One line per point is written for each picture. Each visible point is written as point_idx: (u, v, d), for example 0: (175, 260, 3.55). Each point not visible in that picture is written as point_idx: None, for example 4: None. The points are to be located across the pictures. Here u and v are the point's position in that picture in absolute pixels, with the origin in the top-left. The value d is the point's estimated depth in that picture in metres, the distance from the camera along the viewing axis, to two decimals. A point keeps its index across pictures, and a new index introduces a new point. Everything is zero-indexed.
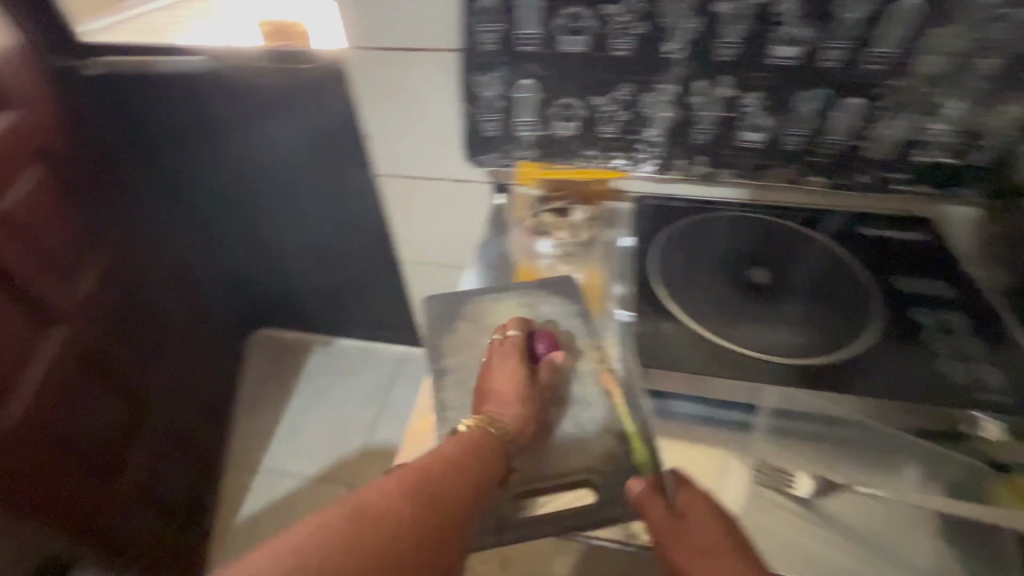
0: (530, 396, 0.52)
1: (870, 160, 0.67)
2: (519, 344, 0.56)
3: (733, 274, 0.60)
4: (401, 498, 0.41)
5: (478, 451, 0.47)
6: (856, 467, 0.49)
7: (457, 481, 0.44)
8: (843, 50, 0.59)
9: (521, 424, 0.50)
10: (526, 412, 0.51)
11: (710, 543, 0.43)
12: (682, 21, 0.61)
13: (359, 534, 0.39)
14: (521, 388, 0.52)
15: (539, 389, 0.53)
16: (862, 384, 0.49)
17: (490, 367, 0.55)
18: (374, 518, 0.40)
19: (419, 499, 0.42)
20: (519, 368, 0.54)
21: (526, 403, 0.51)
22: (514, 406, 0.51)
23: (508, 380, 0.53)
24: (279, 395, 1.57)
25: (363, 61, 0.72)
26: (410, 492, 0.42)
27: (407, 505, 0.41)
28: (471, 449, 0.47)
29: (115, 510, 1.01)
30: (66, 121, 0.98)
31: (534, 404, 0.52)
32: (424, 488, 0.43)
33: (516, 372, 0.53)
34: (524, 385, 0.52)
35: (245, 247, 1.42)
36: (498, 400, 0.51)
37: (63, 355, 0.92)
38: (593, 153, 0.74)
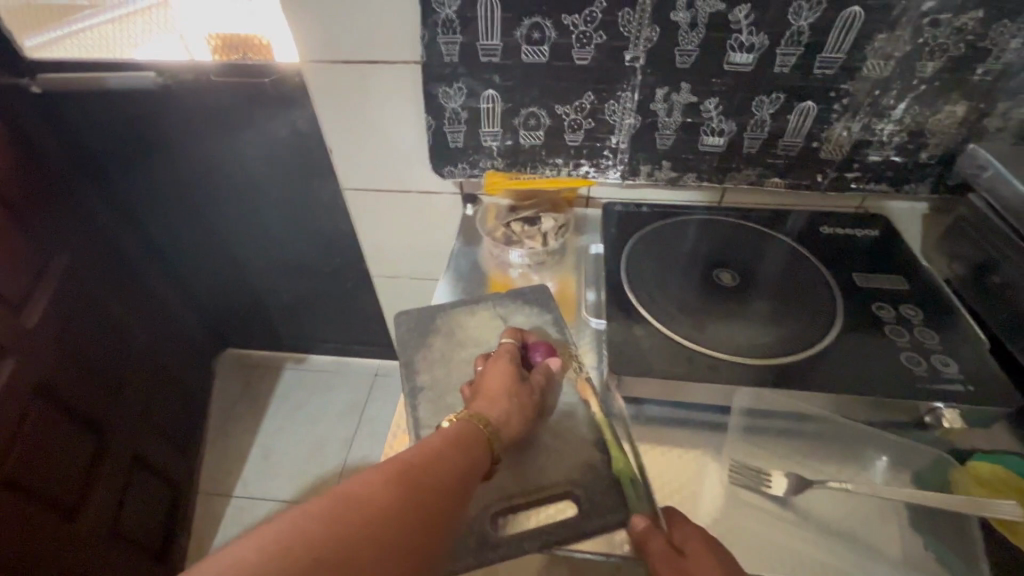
0: (524, 395, 0.52)
1: (825, 160, 0.69)
2: (515, 349, 0.56)
3: (701, 277, 0.61)
4: (394, 484, 0.38)
5: (467, 445, 0.45)
6: (826, 461, 0.50)
7: (445, 473, 0.41)
8: (796, 56, 0.61)
9: (514, 420, 0.49)
10: (519, 409, 0.50)
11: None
12: (640, 30, 0.61)
13: (351, 521, 0.35)
14: (515, 388, 0.52)
15: (532, 389, 0.53)
16: (829, 379, 0.50)
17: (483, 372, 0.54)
18: (365, 505, 0.36)
19: (413, 486, 0.38)
20: (515, 370, 0.53)
21: (520, 401, 0.51)
22: (507, 402, 0.50)
23: (502, 380, 0.52)
24: (250, 417, 1.52)
25: (321, 74, 0.70)
26: (399, 486, 0.38)
27: (396, 494, 0.37)
28: (458, 441, 0.45)
29: (76, 551, 0.95)
30: (6, 140, 0.93)
31: (527, 403, 0.51)
32: (409, 479, 0.39)
33: (511, 372, 0.53)
34: (518, 385, 0.52)
35: (207, 266, 1.36)
36: (491, 395, 0.50)
37: (11, 390, 0.86)
38: (560, 161, 0.75)
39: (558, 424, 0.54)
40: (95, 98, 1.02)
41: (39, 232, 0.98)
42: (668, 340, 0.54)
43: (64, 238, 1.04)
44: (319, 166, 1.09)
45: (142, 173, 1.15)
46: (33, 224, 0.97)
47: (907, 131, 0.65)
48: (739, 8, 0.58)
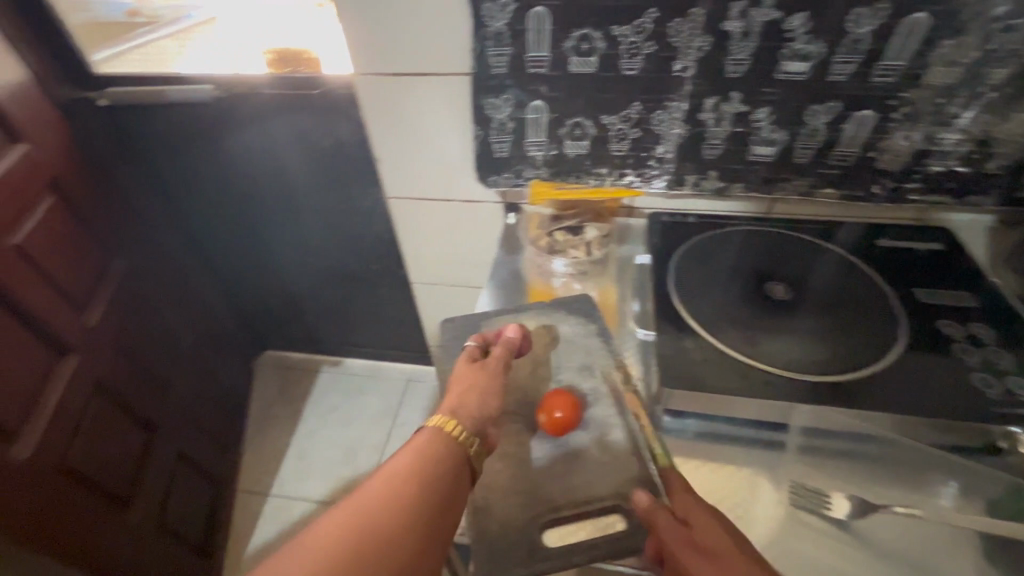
0: (492, 379, 0.54)
1: (883, 171, 0.67)
2: (477, 346, 0.58)
3: (752, 289, 0.60)
4: (367, 509, 0.41)
5: (439, 448, 0.46)
6: (891, 486, 0.48)
7: (417, 480, 0.44)
8: (854, 64, 0.59)
9: (489, 401, 0.52)
10: (490, 392, 0.52)
11: (711, 543, 0.42)
12: (691, 40, 0.61)
13: (332, 557, 0.38)
14: (482, 376, 0.54)
15: (498, 365, 0.55)
16: (892, 400, 0.48)
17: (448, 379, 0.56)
18: (343, 538, 0.39)
19: (387, 505, 0.41)
20: (474, 363, 0.55)
21: (489, 385, 0.53)
22: (475, 391, 0.52)
23: (465, 376, 0.54)
24: (287, 417, 1.56)
25: (372, 87, 0.72)
26: (369, 511, 0.41)
27: (366, 519, 0.40)
28: (426, 445, 0.47)
29: (130, 542, 0.99)
30: (76, 149, 0.99)
31: (496, 382, 0.53)
32: (378, 500, 0.42)
33: (472, 367, 0.55)
34: (482, 372, 0.54)
35: (250, 270, 1.41)
36: (458, 392, 0.52)
37: (75, 386, 0.91)
38: (604, 171, 0.75)
39: (605, 435, 0.53)
40: (154, 110, 1.07)
41: (102, 235, 1.04)
42: (719, 353, 0.53)
43: (123, 240, 1.09)
44: (360, 174, 1.12)
45: (195, 180, 1.21)
46: (98, 228, 1.03)
47: (973, 140, 0.62)
48: (794, 16, 0.57)
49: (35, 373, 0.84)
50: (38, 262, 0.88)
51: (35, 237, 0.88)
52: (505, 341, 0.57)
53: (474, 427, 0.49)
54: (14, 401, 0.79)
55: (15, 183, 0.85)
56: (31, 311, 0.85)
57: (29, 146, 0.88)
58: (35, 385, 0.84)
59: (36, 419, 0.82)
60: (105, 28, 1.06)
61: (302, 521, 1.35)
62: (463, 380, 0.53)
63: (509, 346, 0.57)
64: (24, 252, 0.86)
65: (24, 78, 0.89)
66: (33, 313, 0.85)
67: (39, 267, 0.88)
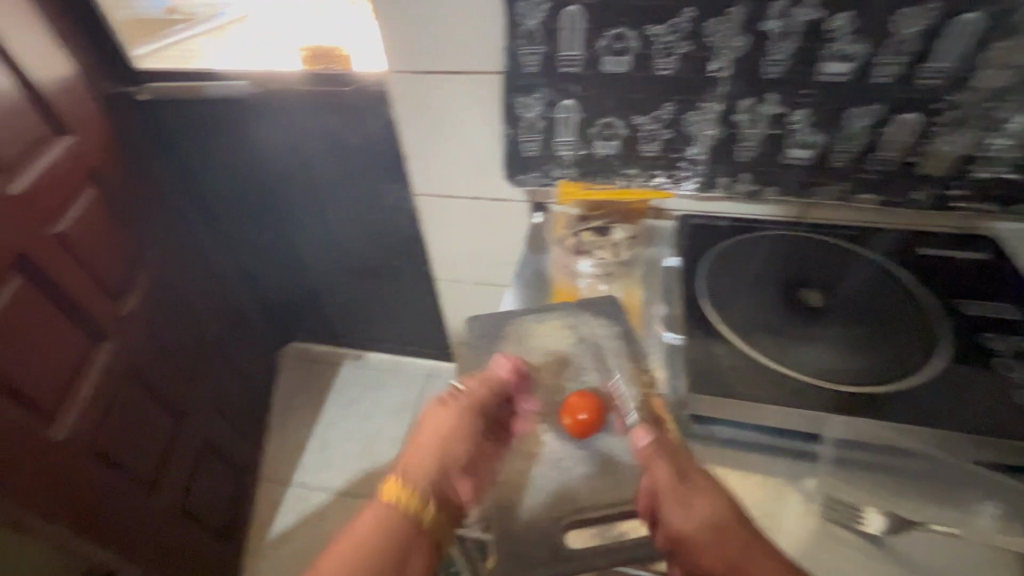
0: (461, 423, 0.52)
1: (926, 177, 0.65)
2: (460, 383, 0.55)
3: (785, 295, 0.58)
4: None
5: (393, 527, 0.48)
6: (928, 503, 0.46)
7: (368, 563, 0.46)
8: (899, 65, 0.57)
9: (454, 448, 0.51)
10: (457, 439, 0.52)
11: (714, 515, 0.44)
12: (729, 39, 0.60)
13: None
14: (451, 421, 0.52)
15: (470, 407, 0.53)
16: (932, 415, 0.47)
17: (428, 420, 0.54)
18: None
19: None
20: (444, 406, 0.53)
21: (457, 431, 0.52)
22: (438, 439, 0.52)
23: (433, 421, 0.53)
24: (308, 409, 1.59)
25: (404, 84, 0.73)
26: None
27: None
28: (380, 523, 0.48)
29: (158, 524, 1.02)
30: (115, 142, 1.03)
31: (465, 427, 0.52)
32: None
33: (441, 410, 0.53)
34: (451, 417, 0.53)
35: (277, 263, 1.44)
36: (424, 438, 0.52)
37: (110, 370, 0.94)
38: (633, 171, 0.74)
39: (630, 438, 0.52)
40: (190, 105, 1.10)
41: (138, 226, 1.07)
42: (749, 360, 0.52)
43: (157, 232, 1.12)
44: (387, 171, 1.13)
45: (227, 174, 1.23)
46: (134, 219, 1.06)
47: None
48: (837, 16, 0.56)
49: (75, 356, 0.87)
50: (79, 251, 0.91)
51: (77, 225, 0.91)
52: (486, 377, 0.54)
53: (437, 498, 0.50)
54: (54, 383, 0.83)
55: (60, 173, 0.88)
56: (72, 297, 0.88)
57: (72, 138, 0.91)
58: (75, 368, 0.87)
59: (73, 401, 0.85)
60: (148, 31, 1.10)
61: (321, 511, 1.37)
62: (432, 425, 0.53)
63: (488, 382, 0.54)
64: (67, 239, 0.89)
65: (72, 72, 0.93)
66: (72, 300, 0.88)
67: (80, 255, 0.92)
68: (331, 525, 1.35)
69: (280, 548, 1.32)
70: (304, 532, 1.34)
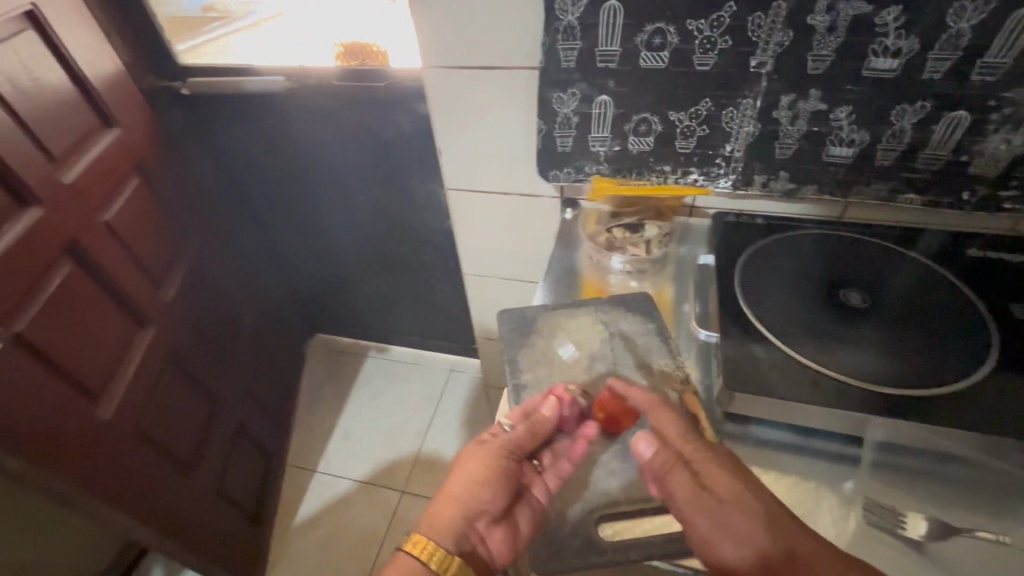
0: (494, 469, 0.53)
1: (974, 176, 0.63)
2: (507, 420, 0.54)
3: (824, 294, 0.57)
4: None
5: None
6: (973, 510, 0.45)
7: None
8: (950, 61, 0.55)
9: (483, 499, 0.52)
10: (487, 487, 0.52)
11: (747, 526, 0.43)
12: (771, 34, 0.58)
13: None
14: (486, 468, 0.53)
15: (506, 454, 0.53)
16: (984, 419, 0.45)
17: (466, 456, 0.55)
18: None
19: None
20: (482, 450, 0.54)
21: (491, 478, 0.52)
22: (469, 485, 0.52)
23: (469, 464, 0.54)
24: (335, 399, 1.62)
25: (441, 79, 0.73)
26: None
27: None
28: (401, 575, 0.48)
29: (195, 506, 1.05)
30: (158, 135, 1.06)
31: (498, 473, 0.53)
32: None
33: (478, 455, 0.54)
34: (485, 464, 0.53)
35: (307, 255, 1.47)
36: (455, 482, 0.53)
37: (150, 355, 0.97)
38: (668, 168, 0.73)
39: None
40: (229, 100, 1.13)
41: (177, 216, 1.11)
42: (788, 359, 0.51)
43: (195, 222, 1.16)
44: (418, 166, 1.15)
45: (261, 167, 1.27)
46: (174, 209, 1.09)
47: None
48: (887, 9, 0.54)
49: (120, 341, 0.91)
50: (125, 239, 0.95)
51: (122, 214, 0.94)
52: (532, 420, 0.54)
53: (459, 548, 0.50)
54: (102, 365, 0.86)
55: (107, 164, 0.92)
56: (119, 283, 0.92)
57: (119, 130, 0.95)
58: (119, 352, 0.90)
59: (119, 383, 0.88)
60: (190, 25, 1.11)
61: (345, 499, 1.39)
62: (467, 468, 0.53)
63: (532, 426, 0.53)
64: (113, 228, 0.92)
65: (119, 67, 0.96)
66: (119, 286, 0.92)
67: (125, 243, 0.95)
68: (355, 513, 1.37)
69: (305, 533, 1.34)
70: (328, 519, 1.36)
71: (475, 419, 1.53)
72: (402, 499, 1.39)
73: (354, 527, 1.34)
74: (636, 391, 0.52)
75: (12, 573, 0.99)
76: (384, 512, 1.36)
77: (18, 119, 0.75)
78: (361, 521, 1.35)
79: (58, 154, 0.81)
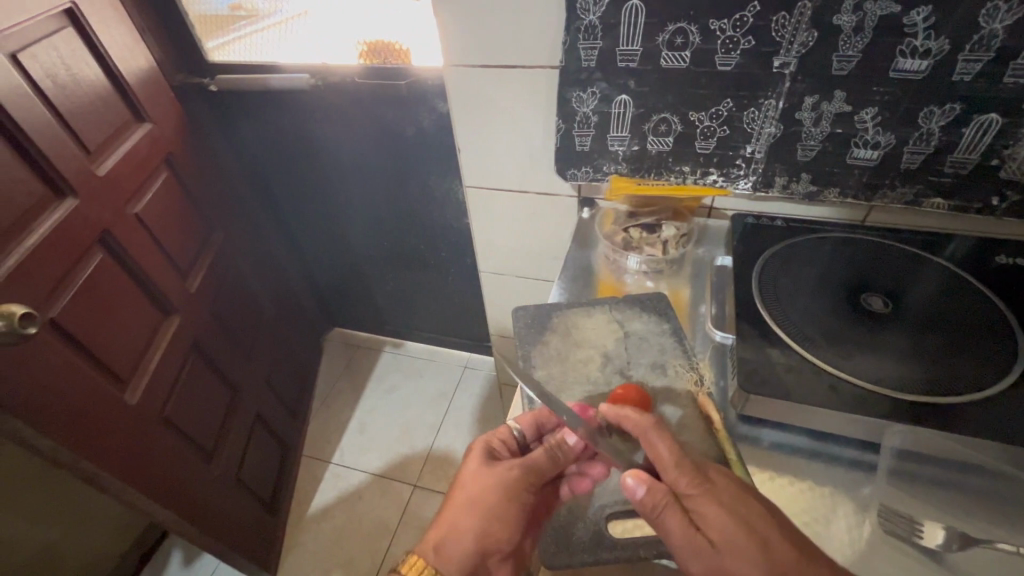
0: (510, 505, 0.52)
1: (1005, 180, 0.61)
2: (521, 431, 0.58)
3: (843, 299, 0.56)
4: None
5: None
6: (995, 521, 0.44)
7: None
8: (982, 62, 0.54)
9: (495, 535, 0.51)
10: (502, 522, 0.52)
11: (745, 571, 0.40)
12: (796, 35, 0.58)
13: None
14: (503, 496, 0.53)
15: (525, 484, 0.53)
16: (1010, 428, 0.44)
17: (480, 472, 0.54)
18: None
19: None
20: (500, 473, 0.54)
21: (507, 511, 0.52)
22: (482, 516, 0.52)
23: (485, 490, 0.53)
24: (350, 392, 1.65)
25: (461, 77, 0.74)
26: None
27: None
28: None
29: (216, 493, 1.08)
30: (187, 131, 1.09)
31: (513, 507, 0.52)
32: None
33: (496, 480, 0.53)
34: (503, 491, 0.53)
35: (327, 249, 1.50)
36: (467, 510, 0.52)
37: (175, 344, 1.00)
38: (687, 168, 0.73)
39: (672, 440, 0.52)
40: (255, 96, 1.15)
41: (203, 210, 1.14)
42: (806, 363, 0.50)
43: (219, 216, 1.19)
44: (437, 164, 1.16)
45: (284, 163, 1.29)
46: (200, 202, 1.13)
47: None
48: (917, 9, 0.53)
49: (147, 330, 0.93)
50: (154, 230, 0.98)
51: (151, 207, 0.97)
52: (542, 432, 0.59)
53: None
54: (129, 352, 0.89)
55: (138, 158, 0.95)
56: (147, 274, 0.94)
57: (149, 125, 0.98)
58: (146, 341, 0.93)
59: (145, 371, 0.91)
60: (215, 23, 1.11)
61: (358, 491, 1.41)
62: (483, 494, 0.53)
63: (552, 451, 0.55)
64: (143, 220, 0.95)
65: (151, 64, 0.99)
66: (147, 276, 0.94)
67: (154, 235, 0.98)
68: (367, 506, 1.38)
69: (319, 523, 1.36)
70: (341, 510, 1.38)
71: (487, 416, 1.54)
72: (414, 493, 1.40)
73: (367, 518, 1.35)
74: (628, 416, 0.48)
75: (35, 551, 1.03)
76: (396, 505, 1.37)
77: (57, 113, 0.78)
78: (373, 513, 1.36)
79: (92, 148, 0.84)
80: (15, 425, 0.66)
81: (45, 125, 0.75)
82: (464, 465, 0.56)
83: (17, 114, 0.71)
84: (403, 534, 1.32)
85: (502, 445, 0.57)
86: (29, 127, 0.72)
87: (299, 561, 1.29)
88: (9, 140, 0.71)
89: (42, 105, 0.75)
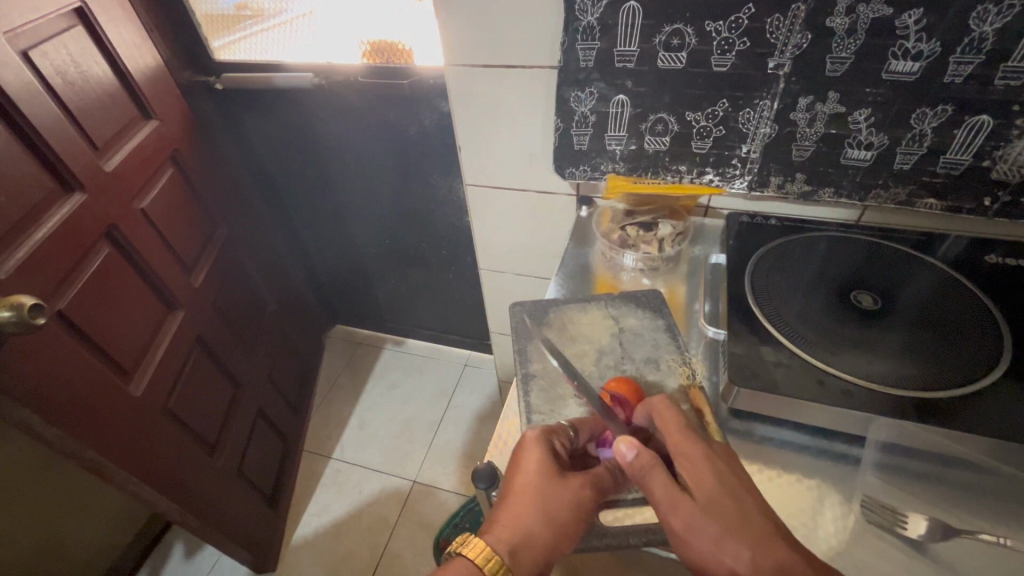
0: (576, 520, 0.47)
1: (994, 181, 0.62)
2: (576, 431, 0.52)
3: (836, 296, 0.57)
4: None
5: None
6: (977, 513, 0.45)
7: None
8: (974, 65, 0.55)
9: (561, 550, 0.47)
10: (568, 535, 0.47)
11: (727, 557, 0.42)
12: (790, 36, 0.59)
13: None
14: (571, 508, 0.47)
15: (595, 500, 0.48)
16: (994, 424, 0.45)
17: (543, 470, 0.48)
18: None
19: None
20: (570, 485, 0.48)
21: (574, 524, 0.47)
22: (557, 532, 0.47)
23: (556, 503, 0.47)
24: (353, 388, 1.66)
25: (463, 76, 0.75)
26: None
27: None
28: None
29: (218, 485, 1.08)
30: (191, 128, 1.10)
31: (579, 523, 0.47)
32: None
33: (565, 493, 0.47)
34: (575, 505, 0.47)
35: (330, 247, 1.52)
36: (531, 511, 0.47)
37: (179, 336, 1.01)
38: (683, 168, 0.75)
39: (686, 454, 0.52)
40: (258, 94, 1.16)
41: (207, 206, 1.15)
42: (796, 358, 0.51)
43: (223, 211, 1.21)
44: (440, 163, 1.18)
45: (287, 160, 1.31)
46: (206, 199, 1.15)
47: None
48: (909, 13, 0.54)
49: (151, 321, 0.95)
50: (159, 226, 0.99)
51: (156, 201, 0.99)
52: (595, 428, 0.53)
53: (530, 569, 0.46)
54: (134, 343, 0.90)
55: (146, 153, 0.97)
56: (150, 267, 0.95)
57: (156, 122, 1.00)
58: (149, 331, 0.94)
59: (149, 362, 0.93)
60: (218, 21, 1.12)
61: (358, 487, 1.42)
62: (554, 504, 0.47)
63: (614, 470, 0.51)
64: (148, 213, 0.96)
65: (157, 62, 1.00)
66: (152, 270, 0.96)
67: (160, 228, 0.99)
68: (367, 501, 1.39)
69: (319, 517, 1.37)
70: (342, 504, 1.39)
71: (486, 413, 1.56)
72: (414, 488, 1.41)
73: (367, 512, 1.37)
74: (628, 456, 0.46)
75: (34, 541, 1.03)
76: (396, 500, 1.39)
77: (66, 110, 0.80)
78: (372, 508, 1.38)
79: (100, 144, 0.86)
80: (22, 413, 0.68)
81: (56, 123, 0.77)
82: (534, 454, 0.49)
83: (29, 112, 0.72)
84: (403, 530, 1.33)
85: (560, 445, 0.51)
86: (40, 124, 0.74)
87: (299, 554, 1.30)
88: (21, 137, 0.73)
89: (52, 101, 0.77)
